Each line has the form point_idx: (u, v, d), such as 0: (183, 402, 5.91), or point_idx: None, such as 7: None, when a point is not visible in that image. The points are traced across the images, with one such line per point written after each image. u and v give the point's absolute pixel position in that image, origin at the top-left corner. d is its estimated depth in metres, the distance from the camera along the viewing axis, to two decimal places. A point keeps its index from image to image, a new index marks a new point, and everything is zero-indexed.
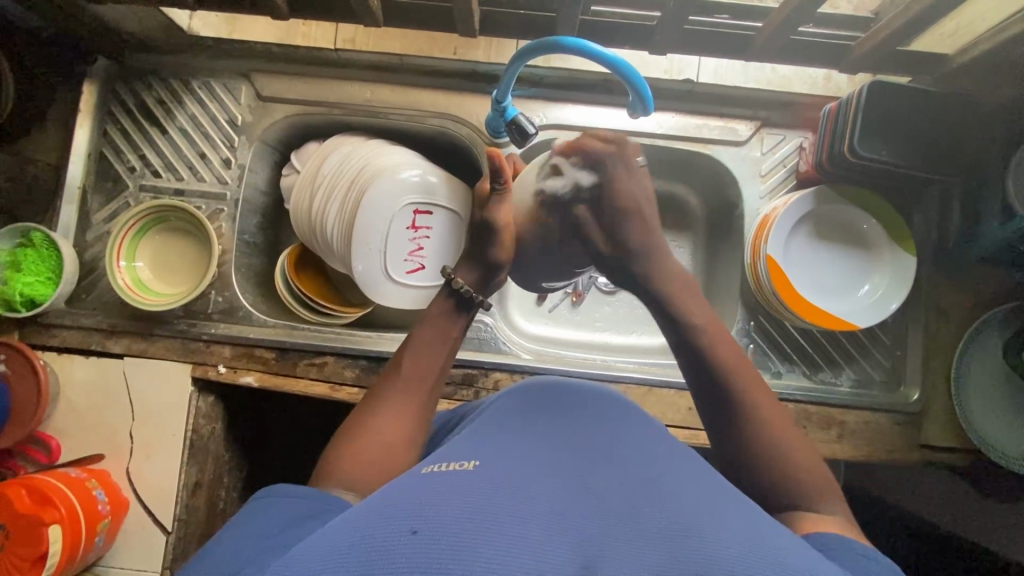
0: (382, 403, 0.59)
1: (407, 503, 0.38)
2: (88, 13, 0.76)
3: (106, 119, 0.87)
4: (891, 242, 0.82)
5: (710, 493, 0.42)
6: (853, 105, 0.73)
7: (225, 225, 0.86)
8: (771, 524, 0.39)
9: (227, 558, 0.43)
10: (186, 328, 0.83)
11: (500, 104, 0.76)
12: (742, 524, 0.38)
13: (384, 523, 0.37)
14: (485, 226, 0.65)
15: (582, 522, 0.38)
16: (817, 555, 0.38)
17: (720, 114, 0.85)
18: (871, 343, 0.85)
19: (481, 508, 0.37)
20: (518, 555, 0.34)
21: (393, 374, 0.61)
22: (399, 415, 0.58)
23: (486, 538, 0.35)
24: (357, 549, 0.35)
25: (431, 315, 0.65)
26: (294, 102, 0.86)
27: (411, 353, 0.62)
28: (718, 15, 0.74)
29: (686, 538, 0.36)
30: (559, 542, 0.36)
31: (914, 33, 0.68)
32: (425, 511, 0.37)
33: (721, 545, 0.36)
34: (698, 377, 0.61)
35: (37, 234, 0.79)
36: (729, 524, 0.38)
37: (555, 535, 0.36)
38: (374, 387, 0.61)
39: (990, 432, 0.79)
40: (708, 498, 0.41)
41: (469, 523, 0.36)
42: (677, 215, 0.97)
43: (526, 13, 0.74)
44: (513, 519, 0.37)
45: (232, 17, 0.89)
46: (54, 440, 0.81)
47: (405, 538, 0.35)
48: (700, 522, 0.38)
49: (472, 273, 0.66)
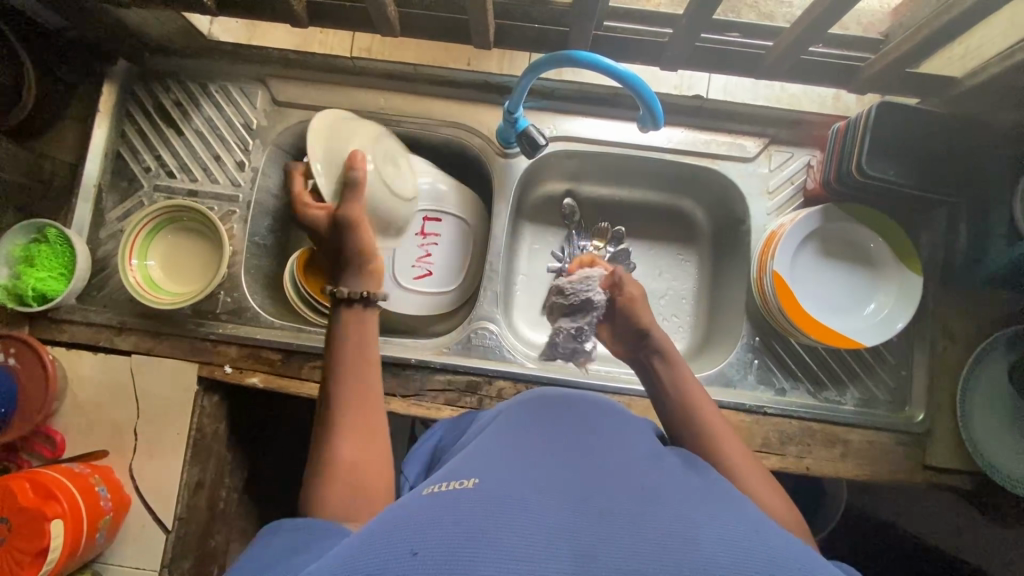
0: (337, 426, 0.56)
1: (411, 522, 0.39)
2: (112, 16, 0.78)
3: (124, 120, 0.88)
4: (897, 262, 0.82)
5: (711, 503, 0.42)
6: (862, 125, 0.74)
7: (236, 227, 0.87)
8: (773, 534, 0.40)
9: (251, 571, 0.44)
10: (194, 328, 0.84)
11: (512, 114, 0.77)
12: (743, 535, 0.38)
13: (387, 546, 0.37)
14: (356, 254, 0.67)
15: (583, 536, 0.38)
16: (820, 565, 0.38)
17: (729, 130, 0.85)
18: (876, 361, 0.84)
19: (481, 528, 0.37)
20: (519, 572, 0.34)
21: (345, 389, 0.59)
22: (363, 436, 0.56)
23: (487, 555, 0.35)
24: (364, 566, 0.36)
25: (353, 317, 0.63)
26: (309, 108, 0.88)
27: (343, 360, 0.60)
28: (728, 33, 0.75)
29: (685, 552, 0.36)
30: (564, 555, 0.36)
31: (923, 56, 0.69)
32: (431, 531, 0.37)
33: (723, 558, 0.36)
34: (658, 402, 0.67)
35: (52, 230, 0.80)
36: (730, 536, 0.38)
37: (559, 549, 0.36)
38: (333, 408, 0.58)
39: (998, 458, 0.78)
40: (710, 508, 0.41)
41: (470, 544, 0.36)
42: (683, 229, 0.98)
43: (540, 27, 0.75)
44: (513, 537, 0.37)
45: (252, 23, 0.92)
46: (59, 434, 0.81)
47: (407, 559, 0.35)
48: (700, 532, 0.38)
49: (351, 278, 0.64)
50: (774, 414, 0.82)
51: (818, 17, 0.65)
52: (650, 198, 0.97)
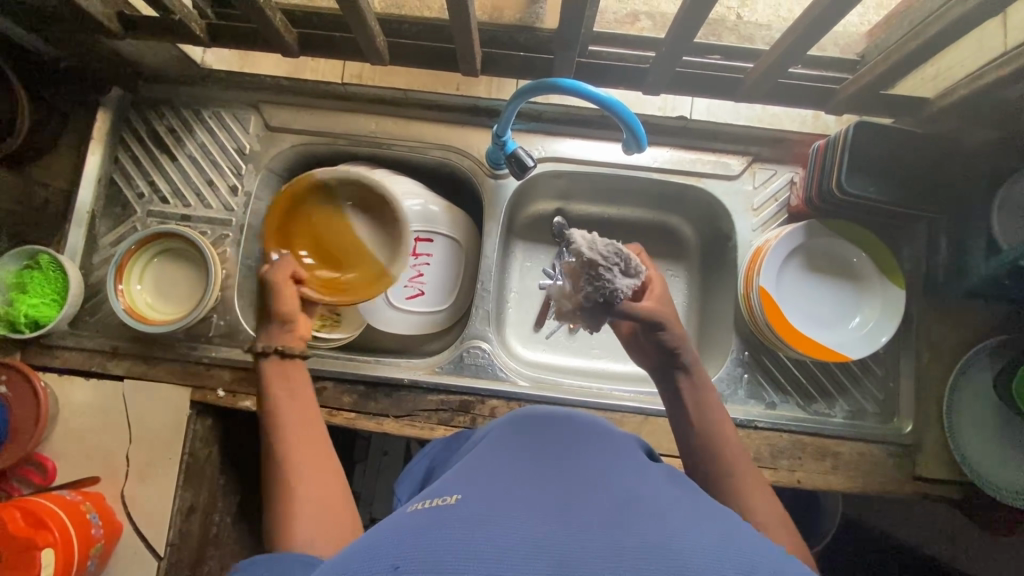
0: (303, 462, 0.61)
1: (396, 540, 0.38)
2: (106, 46, 0.79)
3: (118, 147, 0.89)
4: (879, 275, 0.84)
5: (690, 512, 0.43)
6: (841, 143, 0.76)
7: (229, 250, 0.88)
8: (751, 541, 0.40)
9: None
10: (187, 351, 0.84)
11: (500, 137, 0.79)
12: (724, 543, 0.38)
13: (369, 560, 0.37)
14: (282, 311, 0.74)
15: (564, 538, 0.38)
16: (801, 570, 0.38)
17: (714, 150, 0.87)
18: (864, 374, 0.85)
19: (463, 537, 0.38)
20: None
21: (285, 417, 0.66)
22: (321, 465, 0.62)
23: (469, 565, 0.35)
24: None
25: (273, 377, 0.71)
26: (301, 133, 0.89)
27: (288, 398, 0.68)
28: (710, 56, 0.78)
29: (664, 552, 0.37)
30: (545, 564, 0.36)
31: (896, 78, 0.71)
32: (414, 547, 0.37)
33: (699, 563, 0.36)
34: (678, 410, 0.72)
35: (44, 257, 0.81)
36: (711, 543, 0.38)
37: (541, 558, 0.36)
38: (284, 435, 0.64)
39: (985, 467, 0.79)
40: (690, 518, 0.42)
41: (451, 550, 0.36)
42: (673, 244, 0.99)
43: (525, 54, 0.78)
44: (494, 543, 0.37)
45: (245, 52, 0.93)
46: (50, 462, 0.81)
47: (389, 572, 0.35)
48: (681, 540, 0.38)
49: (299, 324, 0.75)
50: (764, 428, 0.83)
51: (793, 43, 0.67)
52: (639, 215, 0.99)
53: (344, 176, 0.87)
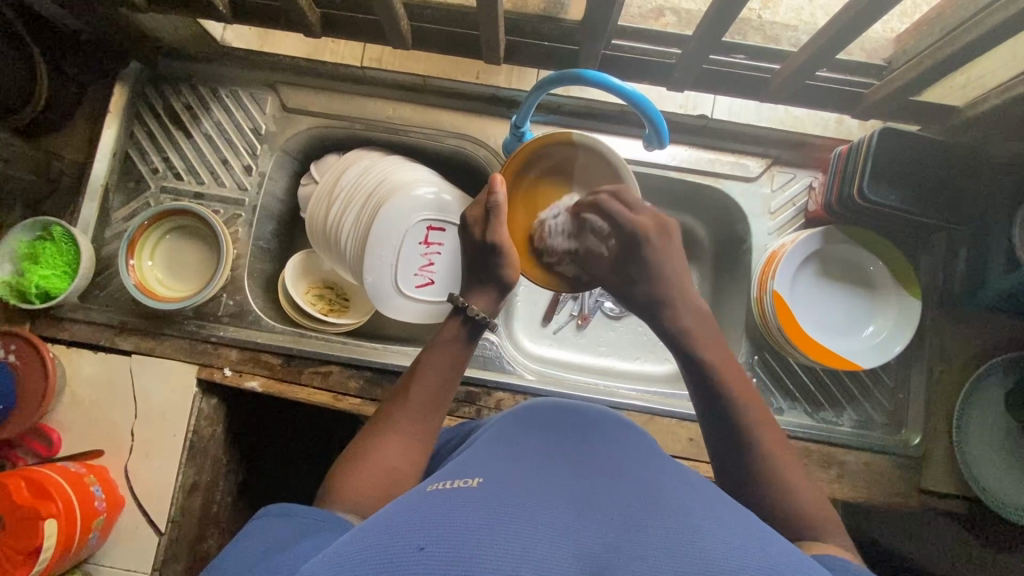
0: (388, 430, 0.59)
1: (418, 519, 0.38)
2: (127, 19, 0.79)
3: (134, 122, 0.89)
4: (896, 285, 0.82)
5: (711, 507, 0.42)
6: (864, 150, 0.74)
7: (241, 230, 0.87)
8: (773, 539, 0.39)
9: (255, 548, 0.45)
10: (195, 330, 0.84)
11: (518, 128, 0.78)
12: (745, 539, 0.38)
13: (390, 542, 0.36)
14: (493, 248, 0.66)
15: (585, 535, 0.38)
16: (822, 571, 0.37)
17: (733, 150, 0.86)
18: (874, 384, 0.85)
19: (487, 523, 0.37)
20: (523, 569, 0.34)
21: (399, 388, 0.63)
22: (403, 444, 0.58)
23: (492, 550, 0.35)
24: (370, 560, 0.35)
25: (441, 341, 0.65)
26: (318, 115, 0.89)
27: (413, 367, 0.64)
28: (735, 55, 0.76)
29: (684, 542, 0.36)
30: (565, 554, 0.36)
31: (925, 85, 0.70)
32: (437, 528, 0.37)
33: (717, 555, 0.35)
34: (696, 384, 0.63)
35: (57, 229, 0.81)
36: (733, 538, 0.38)
37: (561, 548, 0.36)
38: (392, 404, 0.62)
39: (991, 483, 0.78)
40: (716, 514, 0.41)
41: (475, 537, 0.36)
42: (686, 245, 0.98)
43: (550, 44, 0.77)
44: (519, 535, 0.37)
45: (264, 31, 0.93)
46: (56, 433, 0.81)
47: (413, 553, 0.35)
48: (702, 532, 0.38)
49: (487, 301, 0.67)
50: None
51: (820, 47, 0.66)
52: None
53: (363, 158, 0.87)
